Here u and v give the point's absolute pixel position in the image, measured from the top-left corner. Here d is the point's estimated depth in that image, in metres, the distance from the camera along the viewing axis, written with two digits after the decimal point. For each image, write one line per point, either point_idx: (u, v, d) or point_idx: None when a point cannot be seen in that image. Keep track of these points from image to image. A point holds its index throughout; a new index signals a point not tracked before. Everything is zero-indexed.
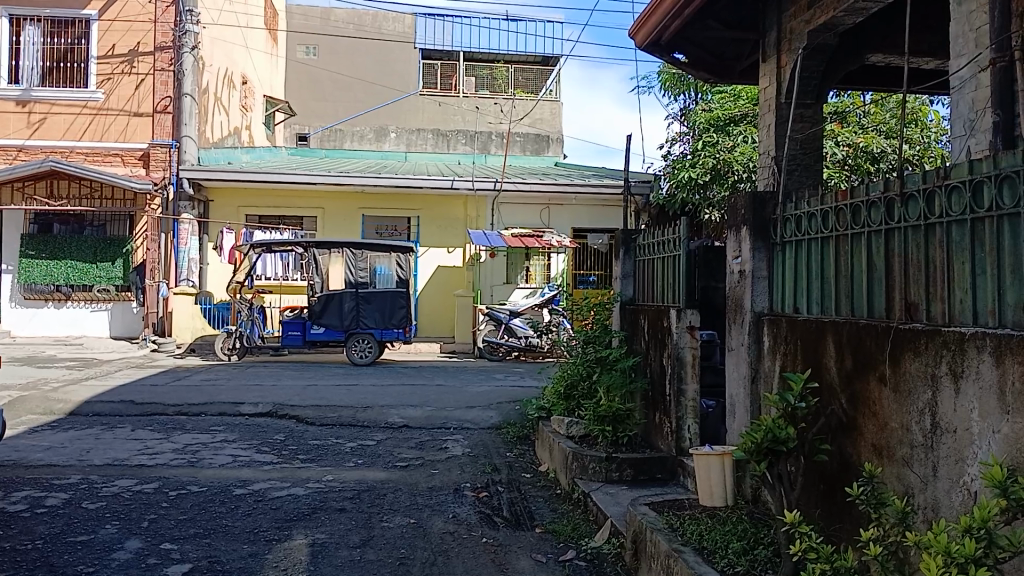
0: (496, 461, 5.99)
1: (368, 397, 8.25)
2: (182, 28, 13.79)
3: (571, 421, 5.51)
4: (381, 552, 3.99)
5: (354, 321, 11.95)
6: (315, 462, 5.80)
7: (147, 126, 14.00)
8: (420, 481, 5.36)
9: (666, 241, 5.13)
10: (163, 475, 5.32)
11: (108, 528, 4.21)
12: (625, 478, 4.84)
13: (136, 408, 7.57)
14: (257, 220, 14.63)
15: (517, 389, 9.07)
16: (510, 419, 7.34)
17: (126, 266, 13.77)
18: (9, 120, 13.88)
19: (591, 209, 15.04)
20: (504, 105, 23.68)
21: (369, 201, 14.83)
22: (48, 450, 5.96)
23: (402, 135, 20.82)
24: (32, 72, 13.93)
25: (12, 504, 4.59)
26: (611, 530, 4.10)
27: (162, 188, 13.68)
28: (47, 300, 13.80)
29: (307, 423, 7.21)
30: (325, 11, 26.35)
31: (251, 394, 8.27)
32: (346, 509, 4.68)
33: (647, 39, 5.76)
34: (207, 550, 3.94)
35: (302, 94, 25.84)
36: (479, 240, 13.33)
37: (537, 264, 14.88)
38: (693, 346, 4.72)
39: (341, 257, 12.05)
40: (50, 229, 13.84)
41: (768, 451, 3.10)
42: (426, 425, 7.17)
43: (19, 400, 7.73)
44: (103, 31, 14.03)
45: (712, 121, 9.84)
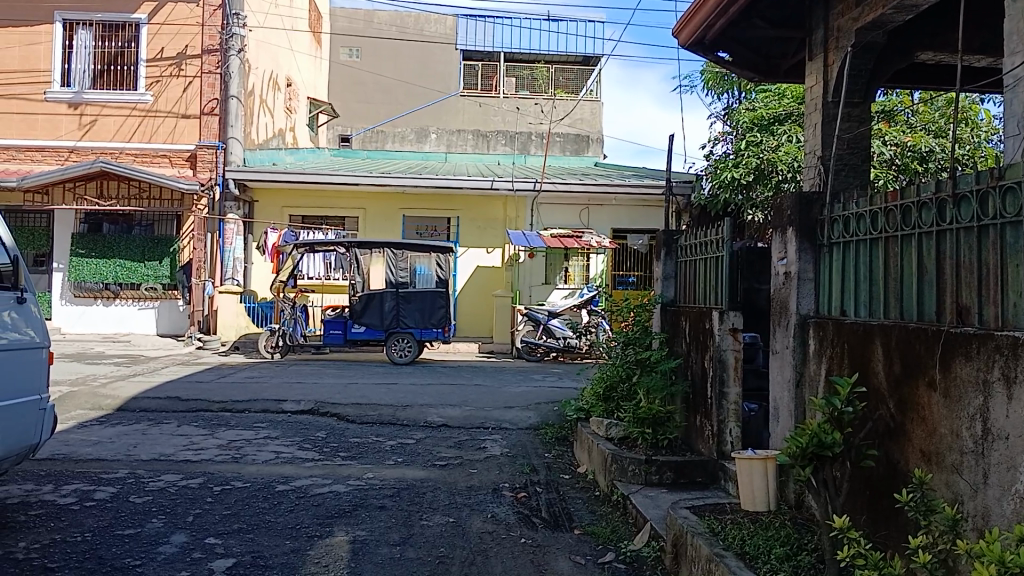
0: (535, 462, 5.98)
1: (407, 396, 8.31)
2: (230, 31, 14.13)
3: (611, 422, 5.48)
4: (421, 551, 4.01)
5: (394, 320, 12.06)
6: (356, 460, 5.86)
7: (195, 127, 14.33)
8: (460, 480, 5.38)
9: (709, 242, 5.06)
10: (207, 471, 5.42)
11: (154, 522, 4.30)
12: (665, 480, 4.79)
13: (182, 405, 7.74)
14: (300, 220, 14.85)
15: (556, 390, 9.05)
16: (549, 420, 7.33)
17: (173, 264, 14.07)
18: (61, 121, 14.27)
19: (631, 209, 14.99)
20: (545, 106, 23.68)
21: (410, 202, 14.94)
22: (96, 445, 6.11)
23: (442, 136, 21.00)
24: (84, 75, 14.35)
25: (62, 496, 4.73)
26: (651, 533, 4.07)
27: (208, 187, 13.94)
28: (96, 298, 14.15)
29: (347, 421, 7.29)
30: (368, 14, 26.68)
31: (294, 392, 8.40)
32: (386, 507, 4.73)
33: (690, 39, 5.72)
34: (251, 545, 4.00)
35: (344, 95, 26.32)
36: (518, 241, 13.33)
37: (577, 265, 14.86)
38: (736, 349, 4.65)
39: (382, 257, 12.08)
40: (99, 228, 14.18)
41: (813, 456, 3.04)
42: (465, 424, 7.19)
43: (70, 396, 7.95)
44: (151, 35, 14.34)
45: (756, 120, 9.72)
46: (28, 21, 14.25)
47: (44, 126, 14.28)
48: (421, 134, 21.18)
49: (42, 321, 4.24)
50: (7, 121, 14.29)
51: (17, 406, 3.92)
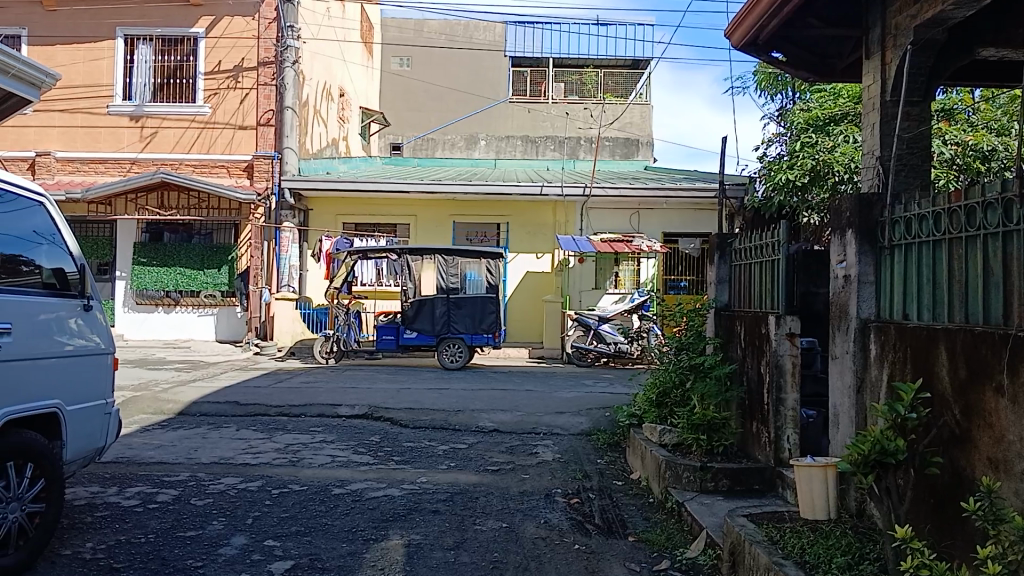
0: (587, 468, 5.95)
1: (459, 402, 8.35)
2: (284, 43, 14.47)
3: (665, 429, 5.41)
4: (476, 555, 4.03)
5: (445, 326, 12.17)
6: (410, 464, 5.91)
7: (251, 138, 14.70)
8: (512, 486, 5.39)
9: (765, 245, 4.97)
10: (265, 474, 5.54)
11: (215, 524, 4.41)
12: (720, 488, 4.72)
13: (241, 409, 7.92)
14: (353, 228, 15.16)
15: (607, 396, 8.98)
16: (600, 426, 7.27)
17: (231, 272, 14.44)
18: (122, 134, 14.75)
19: (682, 213, 14.85)
20: (593, 110, 23.63)
21: (460, 208, 15.05)
22: (158, 448, 6.30)
23: (491, 142, 21.15)
24: (144, 88, 14.81)
25: (126, 498, 4.88)
26: (707, 541, 4.02)
27: (266, 197, 14.29)
28: (157, 305, 14.58)
29: (401, 425, 7.36)
30: (418, 23, 26.74)
31: (347, 397, 8.52)
32: (440, 511, 4.76)
33: (743, 39, 5.62)
34: (308, 548, 4.07)
35: (395, 105, 26.77)
36: (568, 245, 13.30)
37: (626, 269, 14.73)
38: (794, 354, 4.58)
39: (433, 262, 12.16)
40: (160, 237, 14.57)
41: (875, 463, 2.96)
42: (517, 429, 7.19)
43: (132, 400, 8.20)
44: (209, 48, 14.77)
45: (811, 120, 9.53)
46: (91, 37, 14.74)
47: (107, 138, 14.76)
48: (471, 141, 21.41)
49: (107, 327, 4.38)
50: (72, 134, 14.79)
51: (83, 410, 4.06)
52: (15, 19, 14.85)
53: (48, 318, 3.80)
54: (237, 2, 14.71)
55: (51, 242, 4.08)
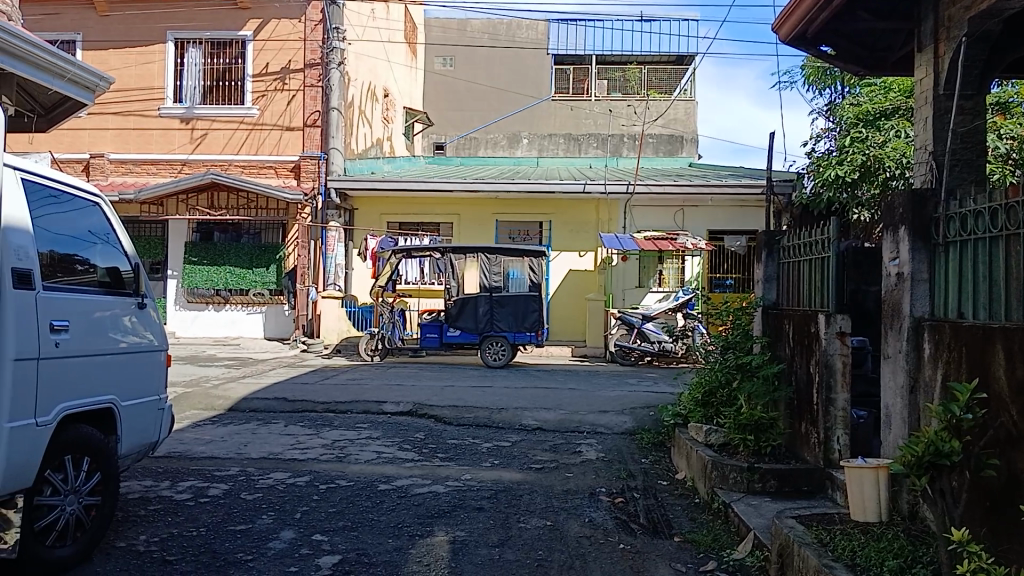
0: (632, 467, 5.92)
1: (502, 400, 8.38)
2: (330, 45, 14.63)
3: (711, 429, 5.35)
4: (520, 553, 4.04)
5: (488, 324, 12.22)
6: (454, 461, 5.95)
7: (298, 139, 14.93)
8: (556, 484, 5.38)
9: (814, 242, 4.87)
10: (313, 469, 5.64)
11: (264, 518, 4.50)
12: (768, 489, 4.66)
13: (289, 405, 8.06)
14: (397, 227, 15.30)
15: (652, 395, 8.92)
16: (645, 425, 7.22)
17: (279, 271, 14.68)
18: (173, 136, 15.09)
19: (727, 210, 14.67)
20: (637, 107, 23.54)
21: (503, 206, 15.07)
22: (209, 443, 6.45)
23: (534, 141, 21.20)
24: (194, 91, 15.15)
25: (179, 492, 5.00)
26: (755, 542, 3.97)
27: (312, 197, 14.57)
28: (208, 303, 14.91)
29: (445, 422, 7.41)
30: (461, 23, 26.95)
31: (392, 393, 8.61)
32: (485, 508, 4.78)
33: (791, 33, 5.53)
34: (355, 543, 4.13)
35: (439, 104, 26.96)
36: (611, 244, 13.19)
37: (670, 268, 14.58)
38: (844, 354, 4.50)
39: (475, 261, 12.23)
40: (210, 237, 14.88)
41: (930, 465, 2.89)
42: (560, 427, 7.19)
43: (184, 396, 8.40)
44: (257, 51, 15.05)
45: (861, 115, 9.28)
46: (143, 41, 15.09)
47: (158, 140, 15.12)
48: (513, 140, 21.48)
49: (160, 325, 4.50)
50: (125, 136, 15.17)
51: (137, 406, 4.17)
52: (71, 25, 15.27)
53: (103, 316, 3.92)
54: (284, 6, 14.97)
55: (106, 242, 4.20)
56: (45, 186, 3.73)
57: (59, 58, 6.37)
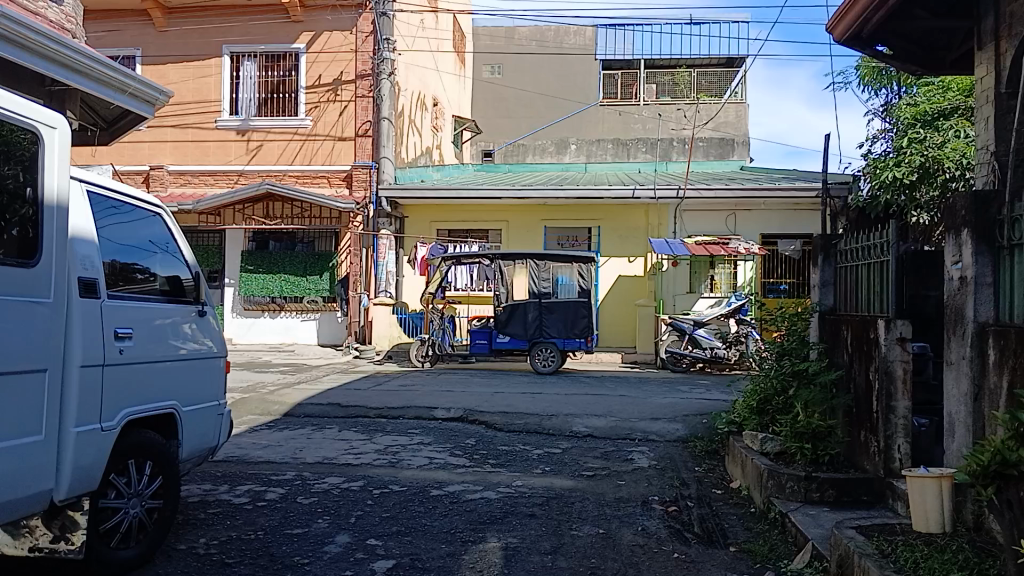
0: (685, 475, 5.85)
1: (553, 406, 8.37)
2: (380, 56, 14.83)
3: (766, 437, 5.25)
4: (573, 561, 4.03)
5: (537, 331, 12.19)
6: (505, 467, 5.96)
7: (350, 149, 15.21)
8: (608, 492, 5.35)
9: (872, 246, 4.76)
10: (366, 474, 5.71)
11: (320, 522, 4.57)
12: (826, 499, 4.56)
13: (342, 411, 8.18)
14: (447, 234, 15.41)
15: (704, 402, 8.81)
16: (698, 433, 7.13)
17: (332, 278, 14.91)
18: (230, 147, 15.47)
19: (780, 213, 14.42)
20: (687, 111, 23.39)
21: (551, 213, 15.08)
22: (266, 448, 6.58)
23: (582, 147, 21.18)
24: (249, 103, 15.53)
25: (237, 496, 5.12)
26: (813, 553, 3.88)
27: (364, 206, 14.82)
28: (264, 311, 15.23)
29: (495, 428, 7.43)
30: (510, 30, 27.18)
31: (443, 399, 8.67)
32: (537, 515, 4.77)
33: (846, 34, 5.41)
34: (409, 548, 4.16)
35: (487, 112, 27.12)
36: (662, 249, 13.07)
37: (722, 273, 14.40)
38: (905, 360, 4.39)
39: (525, 268, 12.23)
40: (266, 245, 15.18)
41: (996, 475, 2.79)
42: (611, 434, 7.14)
43: (241, 402, 8.60)
44: (310, 63, 15.36)
45: (918, 115, 9.06)
46: (200, 55, 15.52)
47: (215, 152, 15.50)
48: (561, 146, 21.52)
49: (219, 332, 4.61)
50: (183, 148, 15.60)
51: (197, 411, 4.29)
52: (131, 41, 15.76)
53: (163, 323, 4.04)
54: (336, 18, 15.26)
55: (167, 252, 4.32)
56: (108, 198, 3.86)
57: (120, 75, 6.61)
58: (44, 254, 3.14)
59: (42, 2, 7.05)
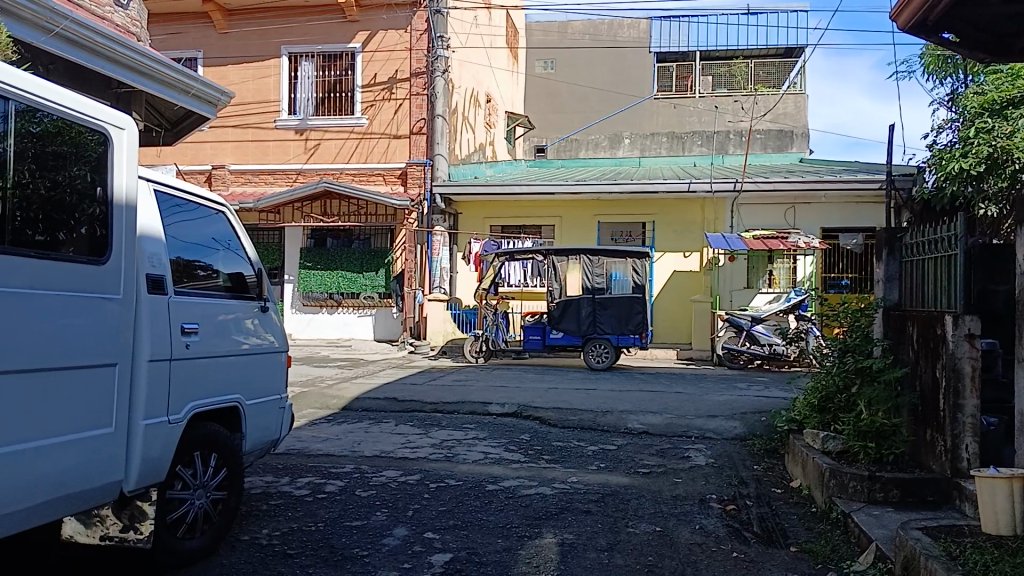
0: (743, 474, 5.75)
1: (607, 402, 8.33)
2: (435, 53, 15.04)
3: (828, 435, 5.12)
4: (630, 558, 4.00)
5: (591, 326, 12.15)
6: (560, 463, 5.96)
7: (405, 146, 15.38)
8: (664, 489, 5.30)
9: (939, 240, 4.61)
10: (423, 468, 5.78)
11: (378, 515, 4.64)
12: (891, 499, 4.44)
13: (398, 405, 8.29)
14: (500, 230, 15.46)
15: (763, 400, 8.65)
16: (756, 431, 7.01)
17: (388, 274, 15.09)
18: (289, 146, 15.78)
19: (842, 206, 14.04)
20: (744, 103, 23.02)
21: (604, 208, 14.98)
22: (325, 441, 6.71)
23: (636, 141, 21.01)
24: (307, 103, 15.82)
25: (298, 488, 5.23)
26: (877, 554, 3.79)
27: (418, 203, 15.02)
28: (322, 307, 15.51)
29: (550, 424, 7.43)
30: (563, 25, 27.07)
31: (497, 395, 8.70)
32: (592, 512, 4.75)
33: (911, 20, 5.21)
34: (465, 542, 4.19)
35: (541, 108, 27.12)
36: (718, 244, 12.92)
37: (782, 267, 14.16)
38: (974, 357, 4.25)
39: (578, 263, 12.20)
40: (324, 242, 15.44)
41: None
42: (667, 432, 7.07)
43: (301, 396, 8.78)
44: (366, 62, 15.57)
45: (986, 104, 8.63)
46: (260, 56, 15.87)
47: (275, 151, 15.82)
48: (615, 140, 21.39)
49: (281, 328, 4.72)
50: (244, 148, 15.98)
51: (259, 405, 4.40)
52: (193, 43, 16.20)
53: (227, 319, 4.15)
54: (391, 17, 15.44)
55: (230, 249, 4.44)
56: (174, 196, 3.97)
57: (184, 75, 6.80)
58: (114, 251, 3.25)
59: (109, 7, 7.31)
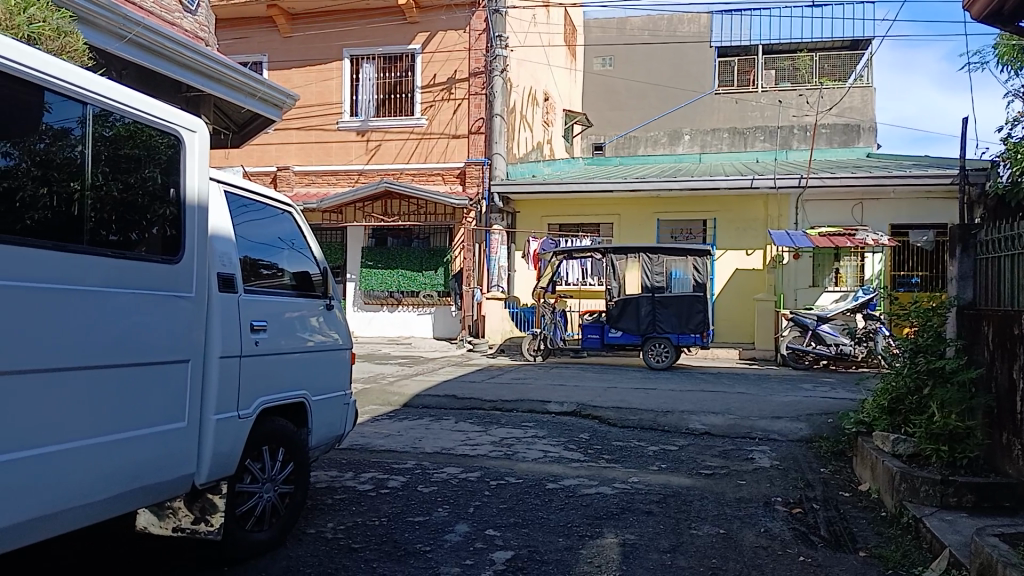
0: (810, 477, 5.61)
1: (668, 402, 8.23)
2: (493, 53, 15.08)
3: (898, 438, 4.96)
4: (693, 560, 3.95)
5: (651, 325, 12.05)
6: (621, 463, 5.91)
7: (464, 146, 15.51)
8: (727, 491, 5.20)
9: (1017, 236, 4.40)
10: (483, 465, 5.81)
11: (440, 511, 4.68)
12: (964, 504, 4.32)
13: (458, 403, 8.35)
14: (558, 228, 15.47)
15: (830, 401, 8.42)
16: (823, 433, 6.83)
17: (447, 273, 15.24)
18: (351, 147, 16.04)
19: (911, 202, 13.59)
20: (809, 97, 22.47)
21: (664, 205, 14.80)
22: (387, 437, 6.81)
23: (696, 136, 20.69)
24: (368, 104, 16.05)
25: (361, 483, 5.32)
26: (951, 560, 3.67)
27: (477, 201, 15.09)
28: (382, 305, 15.74)
29: (610, 424, 7.38)
30: (621, 21, 26.83)
31: (556, 393, 8.69)
32: (654, 512, 4.71)
33: (985, 10, 5.05)
34: (527, 540, 4.20)
35: (598, 105, 26.92)
36: (782, 241, 12.63)
37: (849, 265, 13.83)
38: None
39: (637, 262, 12.07)
40: (384, 242, 15.65)
41: None
42: (730, 433, 6.95)
43: (364, 392, 8.92)
44: (426, 62, 15.74)
45: None
46: (323, 59, 16.18)
47: (337, 152, 16.11)
48: (675, 136, 21.12)
49: (345, 325, 4.80)
50: (307, 150, 16.32)
51: (325, 401, 4.49)
52: (259, 47, 16.61)
53: (293, 317, 4.24)
54: (451, 17, 15.58)
55: (295, 248, 4.53)
56: (242, 197, 4.08)
57: (251, 80, 6.98)
58: (187, 252, 3.35)
59: (178, 13, 7.55)
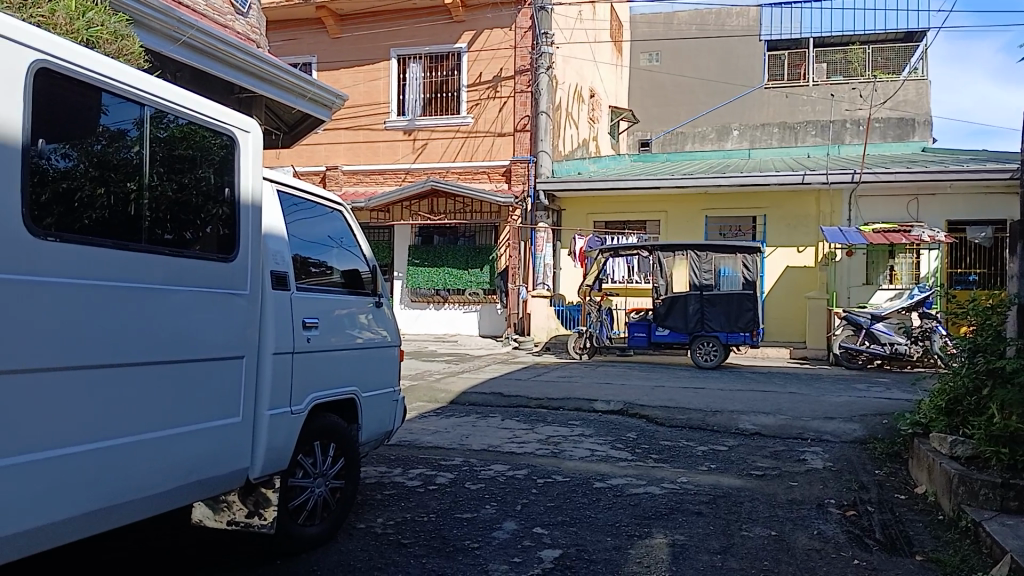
0: (863, 479, 5.48)
1: (717, 402, 8.12)
2: (539, 50, 15.12)
3: (956, 439, 4.82)
4: (743, 561, 3.89)
5: (699, 323, 11.90)
6: (669, 463, 5.86)
7: (509, 144, 15.52)
8: (779, 493, 5.12)
9: None
10: (530, 463, 5.81)
11: (488, 508, 4.70)
12: None
13: (505, 400, 8.37)
14: (604, 225, 15.41)
15: (885, 401, 8.22)
16: (877, 434, 6.67)
17: (492, 271, 15.29)
18: (398, 147, 16.19)
19: (969, 197, 13.17)
20: (862, 90, 22.01)
21: (712, 202, 14.62)
22: (435, 434, 6.85)
23: (745, 131, 20.38)
24: (415, 104, 16.17)
25: (410, 479, 5.37)
26: (1012, 566, 3.55)
27: (522, 200, 15.10)
28: (429, 303, 15.88)
29: (657, 423, 7.32)
30: (668, 16, 26.56)
31: (603, 392, 8.65)
32: (704, 513, 4.65)
33: None
34: (575, 539, 4.19)
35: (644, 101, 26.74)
36: (834, 237, 12.35)
37: (903, 263, 13.50)
38: None
39: (685, 260, 11.95)
40: (431, 240, 15.75)
41: None
42: (781, 433, 6.83)
43: (411, 389, 9.00)
44: (472, 61, 15.81)
45: None
46: (371, 59, 16.35)
47: (384, 152, 16.28)
48: (723, 132, 20.87)
49: (393, 322, 4.85)
50: (355, 149, 16.52)
51: (374, 397, 4.54)
52: (308, 49, 16.87)
53: (342, 314, 4.30)
54: (496, 15, 15.59)
55: (345, 246, 4.59)
56: (293, 196, 4.14)
57: (300, 80, 7.09)
58: (240, 250, 3.43)
59: (230, 16, 7.71)
